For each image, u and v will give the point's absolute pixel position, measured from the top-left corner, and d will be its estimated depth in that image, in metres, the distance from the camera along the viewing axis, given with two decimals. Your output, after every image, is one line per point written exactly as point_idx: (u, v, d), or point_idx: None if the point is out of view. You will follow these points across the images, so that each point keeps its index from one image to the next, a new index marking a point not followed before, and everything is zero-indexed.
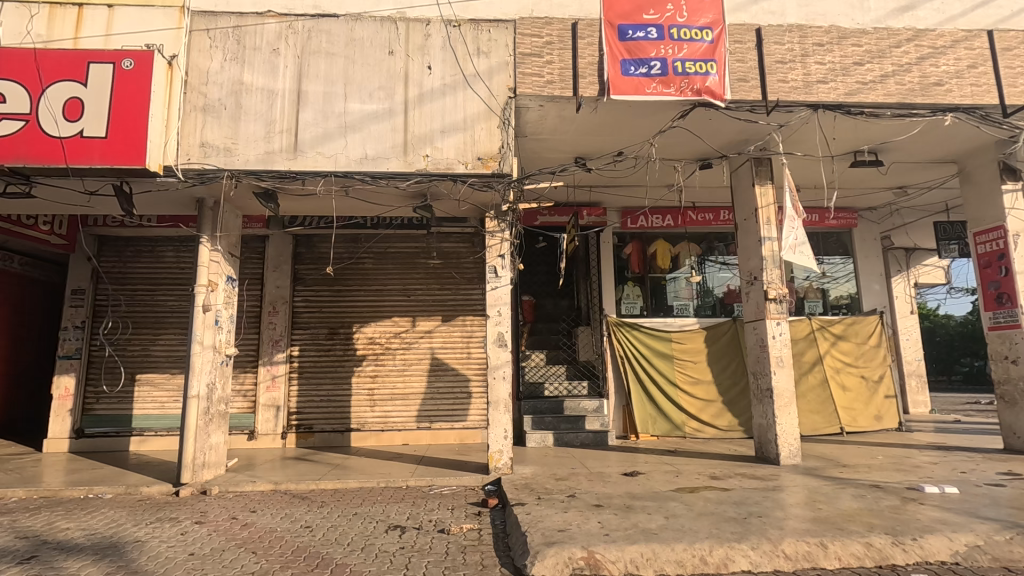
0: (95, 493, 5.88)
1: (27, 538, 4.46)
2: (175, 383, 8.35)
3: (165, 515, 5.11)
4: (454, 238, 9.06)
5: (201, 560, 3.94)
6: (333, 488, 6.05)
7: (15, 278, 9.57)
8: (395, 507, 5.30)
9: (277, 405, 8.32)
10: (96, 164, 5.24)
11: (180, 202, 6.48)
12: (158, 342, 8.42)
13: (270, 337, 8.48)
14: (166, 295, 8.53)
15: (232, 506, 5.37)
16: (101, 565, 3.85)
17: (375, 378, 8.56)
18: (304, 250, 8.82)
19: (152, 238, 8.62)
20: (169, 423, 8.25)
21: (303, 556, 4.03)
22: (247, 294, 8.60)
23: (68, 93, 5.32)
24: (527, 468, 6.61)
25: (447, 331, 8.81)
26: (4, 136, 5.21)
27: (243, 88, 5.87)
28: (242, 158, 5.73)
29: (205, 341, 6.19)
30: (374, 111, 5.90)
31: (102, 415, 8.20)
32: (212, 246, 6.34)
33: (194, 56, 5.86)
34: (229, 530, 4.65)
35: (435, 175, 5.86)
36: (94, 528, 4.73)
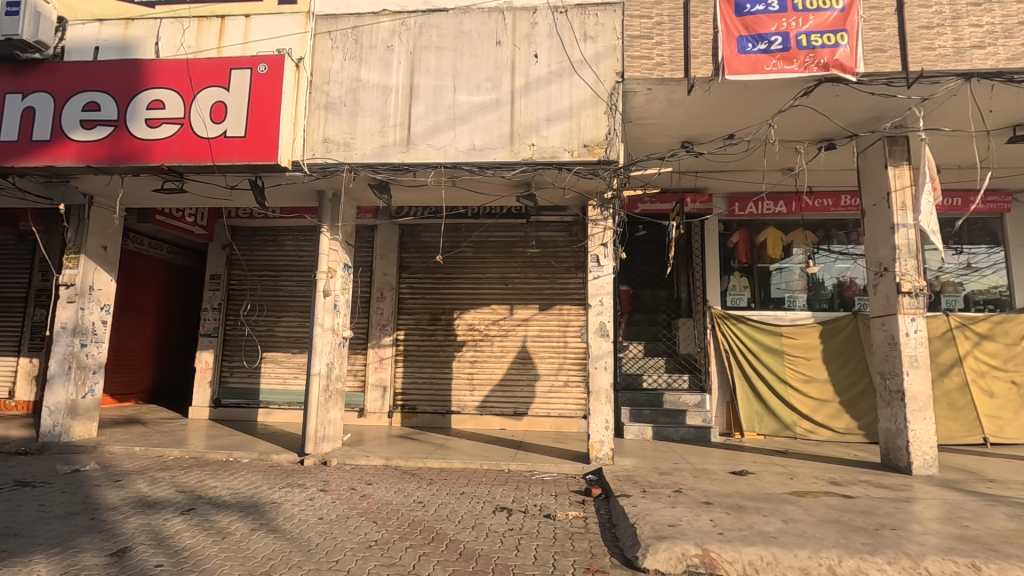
0: (233, 457, 6.57)
1: (186, 492, 5.09)
2: (295, 361, 9.07)
3: (294, 481, 5.62)
4: (552, 226, 9.03)
5: (330, 525, 4.29)
6: (439, 466, 6.33)
7: (163, 264, 10.85)
8: (499, 490, 5.44)
9: (384, 386, 8.82)
10: (237, 161, 5.79)
11: (303, 194, 7.00)
12: (281, 323, 9.21)
13: (378, 321, 8.99)
14: (288, 280, 9.30)
15: (351, 478, 5.80)
16: (247, 522, 4.31)
17: (474, 363, 8.82)
18: (408, 240, 9.21)
19: (275, 229, 9.41)
20: (289, 397, 8.99)
21: (419, 529, 4.25)
22: (359, 281, 9.15)
23: (214, 97, 5.91)
24: (628, 460, 6.52)
25: (544, 319, 8.85)
26: (162, 139, 5.89)
27: (360, 85, 6.20)
28: (360, 151, 6.07)
29: (325, 324, 6.68)
30: (481, 102, 6.01)
31: (235, 387, 9.13)
32: (331, 235, 6.80)
33: (318, 57, 6.28)
34: (350, 499, 5.02)
35: (541, 164, 5.89)
36: (237, 488, 5.29)
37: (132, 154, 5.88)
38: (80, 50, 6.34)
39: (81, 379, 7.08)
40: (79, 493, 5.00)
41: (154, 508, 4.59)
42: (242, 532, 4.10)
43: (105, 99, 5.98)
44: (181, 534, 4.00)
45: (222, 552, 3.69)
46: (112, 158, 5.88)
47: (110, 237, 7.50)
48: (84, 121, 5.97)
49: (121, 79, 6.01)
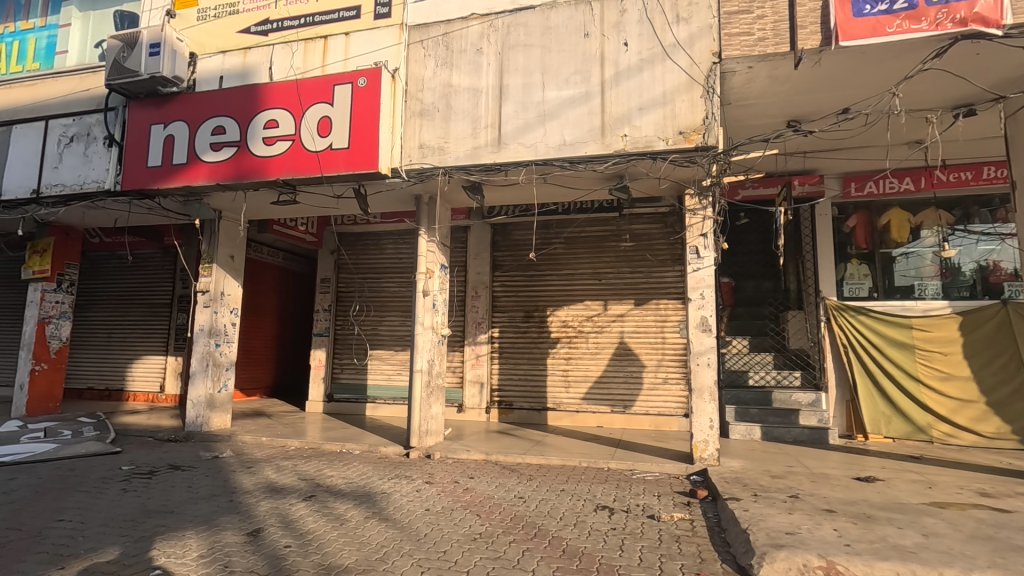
0: (346, 448, 7.03)
1: (307, 480, 5.52)
2: (398, 358, 9.54)
3: (402, 473, 5.91)
4: (645, 218, 8.75)
5: (436, 516, 4.45)
6: (537, 463, 6.37)
7: (279, 270, 11.86)
8: (599, 488, 5.37)
9: (481, 382, 9.03)
10: (342, 171, 6.18)
11: (402, 199, 7.32)
12: (384, 322, 9.73)
13: (474, 319, 9.21)
14: (390, 282, 9.79)
15: (454, 471, 6.00)
16: (361, 510, 4.59)
17: (569, 360, 8.79)
18: (500, 239, 9.35)
19: (376, 234, 9.94)
20: (394, 393, 9.47)
21: (521, 524, 4.30)
22: (455, 280, 9.43)
23: (321, 113, 6.35)
24: (734, 461, 6.18)
25: (639, 315, 8.61)
26: (277, 155, 6.41)
27: (452, 90, 6.37)
28: (454, 155, 6.24)
29: (425, 322, 6.95)
30: (571, 96, 5.95)
31: (346, 383, 9.77)
32: (429, 238, 7.07)
33: (412, 66, 6.53)
34: (454, 492, 5.19)
35: (634, 155, 5.71)
36: (351, 478, 5.66)
37: (253, 170, 6.46)
38: (208, 81, 7.06)
39: (217, 375, 7.91)
40: (220, 477, 5.60)
41: (281, 493, 5.02)
42: (358, 519, 4.37)
43: (230, 122, 6.64)
44: (305, 519, 4.35)
45: (341, 537, 3.96)
46: (236, 175, 6.50)
47: (237, 247, 8.30)
48: (212, 144, 6.66)
49: (242, 104, 6.66)
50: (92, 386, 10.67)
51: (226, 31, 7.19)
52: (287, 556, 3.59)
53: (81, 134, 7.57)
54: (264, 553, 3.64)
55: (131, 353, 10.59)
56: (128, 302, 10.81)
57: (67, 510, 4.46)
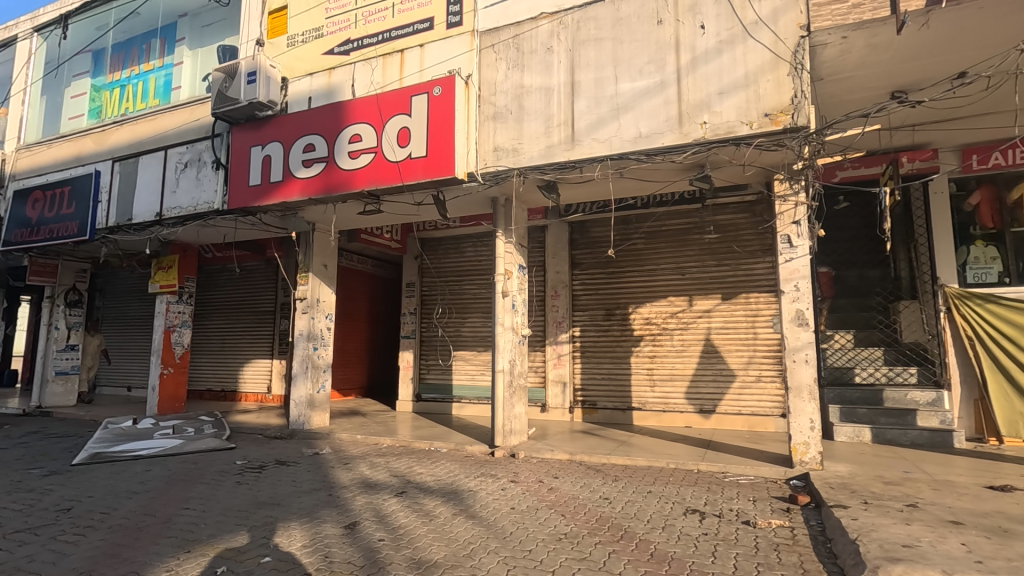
0: (434, 446, 7.26)
1: (398, 477, 5.76)
2: (481, 359, 9.72)
3: (487, 471, 6.02)
4: (730, 208, 8.29)
5: (521, 515, 4.49)
6: (623, 463, 6.24)
7: (369, 276, 12.49)
8: (688, 490, 5.17)
9: (564, 382, 8.99)
10: (421, 179, 6.39)
11: (479, 202, 7.46)
12: (466, 324, 9.96)
13: (554, 319, 9.20)
14: (470, 284, 10.01)
15: (538, 471, 6.01)
16: (449, 507, 4.73)
17: (653, 359, 8.54)
18: (578, 237, 9.26)
19: (456, 238, 10.20)
20: (478, 392, 9.67)
21: (607, 526, 4.22)
22: (534, 280, 9.46)
23: (400, 124, 6.61)
24: (840, 466, 5.71)
25: (728, 310, 8.19)
26: (361, 168, 6.75)
27: (524, 91, 6.40)
28: (528, 155, 6.27)
29: (506, 323, 7.03)
30: (645, 87, 5.78)
31: (433, 384, 10.10)
32: (506, 239, 7.14)
33: (484, 71, 6.64)
34: (539, 491, 5.20)
35: (715, 142, 5.43)
36: (439, 475, 5.84)
37: (341, 183, 6.85)
38: (298, 102, 7.58)
39: (315, 377, 8.45)
40: (320, 472, 5.98)
41: (375, 489, 5.28)
42: (446, 515, 4.50)
43: (319, 140, 7.09)
44: (396, 514, 4.54)
45: (431, 532, 4.10)
46: (326, 189, 6.92)
47: (329, 256, 8.82)
48: (304, 161, 7.14)
49: (329, 122, 7.08)
50: (211, 387, 11.80)
51: (313, 54, 7.69)
52: (381, 549, 3.76)
53: (193, 160, 8.39)
54: (360, 545, 3.84)
55: (242, 357, 11.59)
56: (238, 311, 11.85)
57: (191, 499, 4.96)
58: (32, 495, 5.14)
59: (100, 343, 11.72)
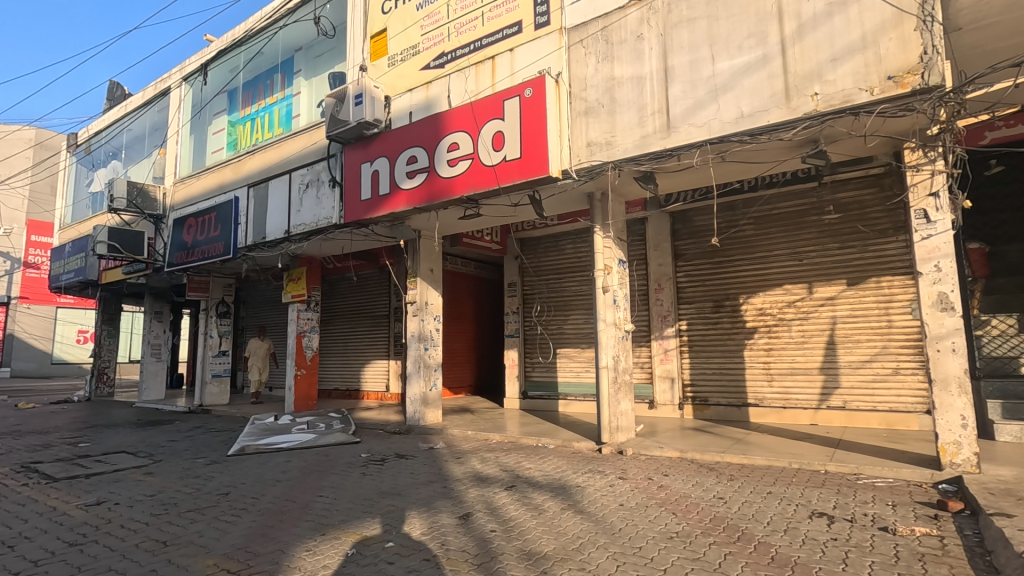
0: (542, 442, 7.37)
1: (508, 471, 5.93)
2: (585, 356, 9.69)
3: (595, 467, 6.00)
4: (853, 184, 7.53)
5: (631, 512, 4.43)
6: (739, 462, 5.92)
7: (473, 278, 12.95)
8: (815, 492, 4.79)
9: (672, 377, 8.71)
10: (517, 180, 6.52)
11: (576, 198, 7.44)
12: (569, 321, 9.98)
13: (659, 313, 8.93)
14: (571, 281, 10.01)
15: (647, 468, 5.88)
16: (558, 501, 4.79)
17: (770, 352, 8.01)
18: (680, 227, 8.92)
19: (555, 236, 10.24)
20: (584, 389, 9.66)
21: (723, 526, 4.04)
22: (636, 275, 9.25)
23: (494, 129, 6.79)
24: (1002, 469, 4.99)
25: (855, 297, 7.45)
26: (460, 174, 7.03)
27: (615, 82, 6.30)
28: (622, 147, 6.16)
29: (608, 319, 6.96)
30: (746, 63, 5.45)
31: (538, 381, 10.23)
32: (604, 234, 7.06)
33: (574, 67, 6.63)
34: (648, 489, 5.09)
35: (830, 114, 4.97)
36: (548, 470, 5.92)
37: (442, 191, 7.19)
38: (400, 118, 8.06)
39: (427, 375, 8.92)
40: (435, 466, 6.31)
41: (486, 482, 5.48)
42: (555, 510, 4.57)
43: (421, 152, 7.49)
44: (507, 507, 4.69)
45: (540, 525, 4.19)
46: (428, 197, 7.30)
47: (434, 261, 9.24)
48: (408, 173, 7.59)
49: (429, 134, 7.47)
50: (338, 387, 12.88)
51: (411, 71, 8.14)
52: (493, 539, 3.91)
53: (313, 181, 9.23)
54: (474, 535, 4.02)
55: (363, 359, 12.53)
56: (357, 316, 12.82)
57: (324, 488, 5.49)
58: (199, 480, 5.97)
59: (267, 347, 12.63)
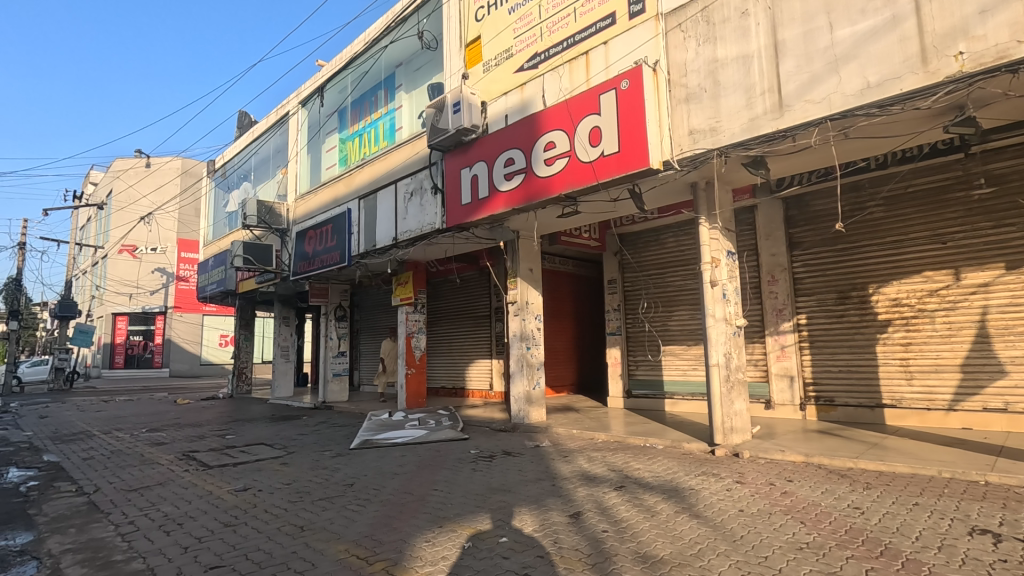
0: (650, 443, 7.16)
1: (616, 471, 5.83)
2: (692, 353, 9.29)
3: (709, 470, 5.72)
4: (1009, 152, 6.54)
5: (752, 519, 4.17)
6: (875, 469, 5.35)
7: (571, 276, 12.91)
8: (973, 506, 4.21)
9: (791, 375, 8.09)
10: (616, 175, 6.39)
11: (678, 189, 7.15)
12: (673, 317, 9.61)
13: (774, 307, 8.33)
14: (674, 275, 9.63)
15: (768, 472, 5.50)
16: (671, 504, 4.62)
17: (909, 346, 7.18)
18: (795, 213, 8.26)
19: (655, 229, 9.90)
20: (692, 388, 9.26)
21: (861, 539, 3.68)
22: (746, 266, 8.70)
23: (590, 124, 6.71)
24: None
25: (1016, 282, 6.45)
26: (558, 173, 7.03)
27: (718, 64, 5.97)
28: (728, 133, 5.83)
29: (717, 314, 6.61)
30: (871, 28, 4.93)
31: (643, 379, 9.98)
32: (710, 225, 6.74)
33: (673, 53, 6.37)
34: (770, 495, 4.76)
35: (978, 74, 4.35)
36: (658, 472, 5.75)
37: (540, 191, 7.23)
38: (496, 121, 8.22)
39: (531, 374, 9.01)
40: (542, 464, 6.36)
41: (594, 482, 5.43)
42: (668, 513, 4.41)
43: (518, 153, 7.59)
44: (618, 507, 4.61)
45: (654, 528, 4.06)
46: (527, 198, 7.38)
47: (533, 261, 9.31)
48: (506, 175, 7.73)
49: (525, 135, 7.54)
50: (445, 385, 13.43)
51: (506, 75, 8.28)
52: (606, 540, 3.86)
53: (416, 189, 9.67)
54: (586, 535, 4.00)
55: (467, 358, 12.94)
56: (460, 317, 13.26)
57: (438, 482, 5.74)
58: (326, 471, 6.50)
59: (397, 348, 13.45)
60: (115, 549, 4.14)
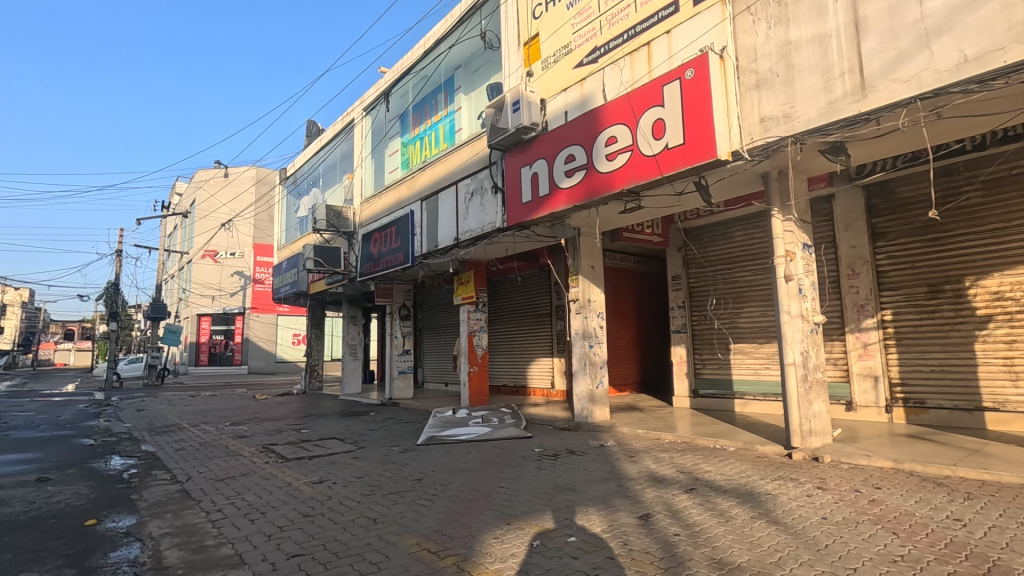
0: (720, 444, 6.90)
1: (685, 473, 5.65)
2: (764, 351, 8.87)
3: (786, 474, 5.44)
4: None
5: (838, 527, 3.92)
6: (977, 478, 4.91)
7: (633, 273, 12.67)
8: None
9: (875, 375, 7.57)
10: (681, 168, 6.19)
11: (748, 180, 6.85)
12: (743, 314, 9.22)
13: (855, 302, 7.82)
14: (743, 270, 9.23)
15: (852, 478, 5.16)
16: (747, 509, 4.42)
17: (1013, 344, 6.53)
18: (878, 201, 7.72)
19: (722, 223, 9.52)
20: (764, 388, 8.86)
21: (965, 554, 3.38)
22: (824, 260, 8.20)
23: (653, 117, 6.54)
24: None
25: None
26: (620, 167, 6.90)
27: (792, 47, 5.66)
28: (804, 118, 5.51)
29: (792, 310, 6.28)
30: None
31: (710, 379, 9.65)
32: (784, 216, 6.43)
33: (741, 38, 6.10)
34: (856, 502, 4.47)
35: None
36: (730, 474, 5.53)
37: (602, 186, 7.12)
38: (556, 118, 8.17)
39: (594, 373, 8.90)
40: (608, 463, 6.27)
41: (663, 483, 5.29)
42: (744, 518, 4.23)
43: (578, 149, 7.51)
44: (690, 510, 4.46)
45: (729, 534, 3.90)
46: (588, 194, 7.29)
47: (595, 258, 9.20)
48: (567, 172, 7.67)
49: (586, 131, 7.45)
50: (507, 383, 13.53)
51: (565, 71, 8.23)
52: (679, 544, 3.74)
53: (477, 189, 9.76)
54: (657, 537, 3.89)
55: (528, 356, 12.96)
56: (521, 315, 13.30)
57: (503, 479, 5.77)
58: (395, 466, 6.70)
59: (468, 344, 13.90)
60: (207, 535, 4.43)
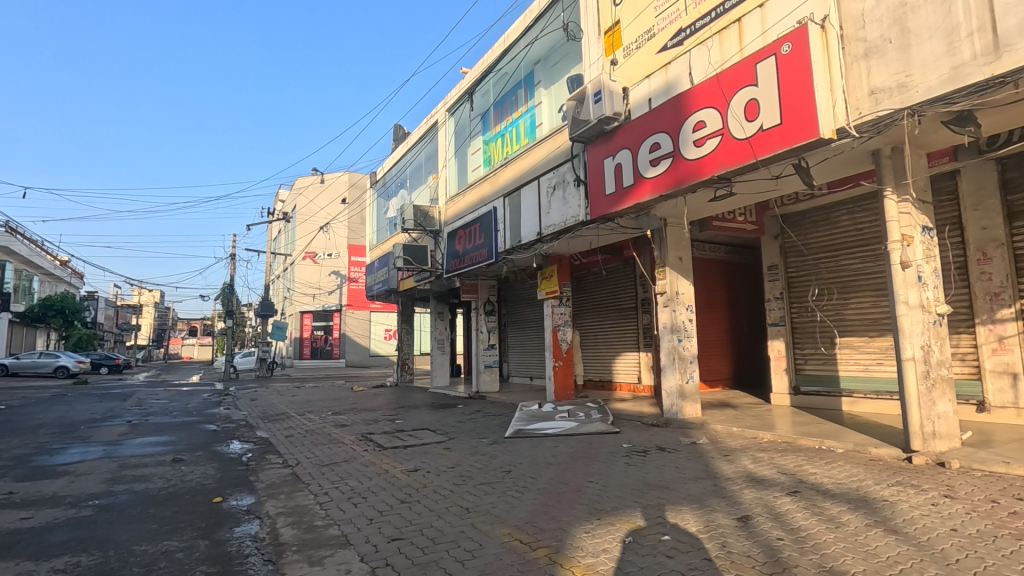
0: (826, 445, 6.42)
1: (788, 475, 5.32)
2: (876, 345, 8.14)
3: (906, 480, 4.97)
4: None
5: (971, 541, 3.52)
6: None
7: (724, 264, 12.08)
8: None
9: (1014, 372, 6.70)
10: (778, 149, 5.80)
11: (855, 159, 6.30)
12: (850, 305, 8.51)
13: (987, 290, 6.95)
14: (849, 257, 8.49)
15: (987, 487, 4.61)
16: (860, 516, 4.09)
17: None
18: (1015, 175, 6.82)
19: (824, 207, 8.81)
20: (876, 386, 8.13)
21: None
22: (948, 243, 7.37)
23: (746, 97, 6.18)
24: None
25: None
26: (709, 153, 6.59)
27: (907, 8, 5.13)
28: (922, 87, 4.98)
29: (911, 301, 5.71)
30: None
31: (813, 375, 9.02)
32: (898, 197, 5.86)
33: (846, 4, 5.60)
34: (993, 514, 3.98)
35: None
36: (839, 478, 5.14)
37: (690, 174, 6.83)
38: (639, 106, 7.95)
39: (684, 368, 8.59)
40: (701, 462, 6.05)
41: (764, 484, 5.02)
42: (857, 525, 3.91)
43: (664, 137, 7.26)
44: (794, 514, 4.20)
45: (840, 541, 3.63)
46: (675, 182, 7.03)
47: (683, 248, 8.87)
48: (653, 161, 7.44)
49: (672, 117, 7.18)
50: (592, 378, 13.42)
51: (648, 56, 7.96)
52: (782, 549, 3.54)
53: (559, 183, 9.72)
54: (758, 541, 3.70)
55: (614, 350, 12.76)
56: (606, 309, 13.11)
57: (592, 474, 5.74)
58: (485, 457, 6.86)
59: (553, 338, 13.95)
60: (315, 516, 4.78)
